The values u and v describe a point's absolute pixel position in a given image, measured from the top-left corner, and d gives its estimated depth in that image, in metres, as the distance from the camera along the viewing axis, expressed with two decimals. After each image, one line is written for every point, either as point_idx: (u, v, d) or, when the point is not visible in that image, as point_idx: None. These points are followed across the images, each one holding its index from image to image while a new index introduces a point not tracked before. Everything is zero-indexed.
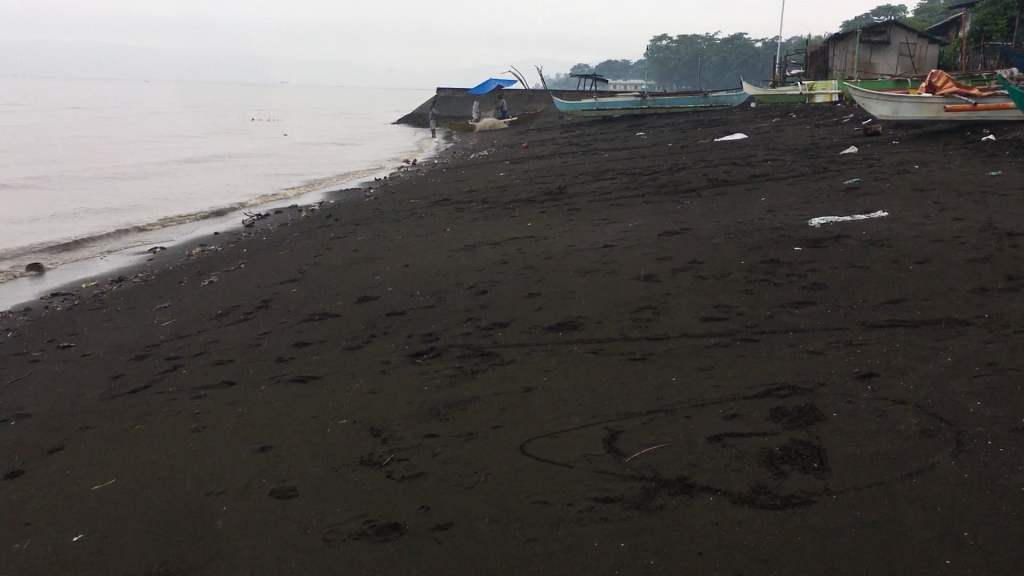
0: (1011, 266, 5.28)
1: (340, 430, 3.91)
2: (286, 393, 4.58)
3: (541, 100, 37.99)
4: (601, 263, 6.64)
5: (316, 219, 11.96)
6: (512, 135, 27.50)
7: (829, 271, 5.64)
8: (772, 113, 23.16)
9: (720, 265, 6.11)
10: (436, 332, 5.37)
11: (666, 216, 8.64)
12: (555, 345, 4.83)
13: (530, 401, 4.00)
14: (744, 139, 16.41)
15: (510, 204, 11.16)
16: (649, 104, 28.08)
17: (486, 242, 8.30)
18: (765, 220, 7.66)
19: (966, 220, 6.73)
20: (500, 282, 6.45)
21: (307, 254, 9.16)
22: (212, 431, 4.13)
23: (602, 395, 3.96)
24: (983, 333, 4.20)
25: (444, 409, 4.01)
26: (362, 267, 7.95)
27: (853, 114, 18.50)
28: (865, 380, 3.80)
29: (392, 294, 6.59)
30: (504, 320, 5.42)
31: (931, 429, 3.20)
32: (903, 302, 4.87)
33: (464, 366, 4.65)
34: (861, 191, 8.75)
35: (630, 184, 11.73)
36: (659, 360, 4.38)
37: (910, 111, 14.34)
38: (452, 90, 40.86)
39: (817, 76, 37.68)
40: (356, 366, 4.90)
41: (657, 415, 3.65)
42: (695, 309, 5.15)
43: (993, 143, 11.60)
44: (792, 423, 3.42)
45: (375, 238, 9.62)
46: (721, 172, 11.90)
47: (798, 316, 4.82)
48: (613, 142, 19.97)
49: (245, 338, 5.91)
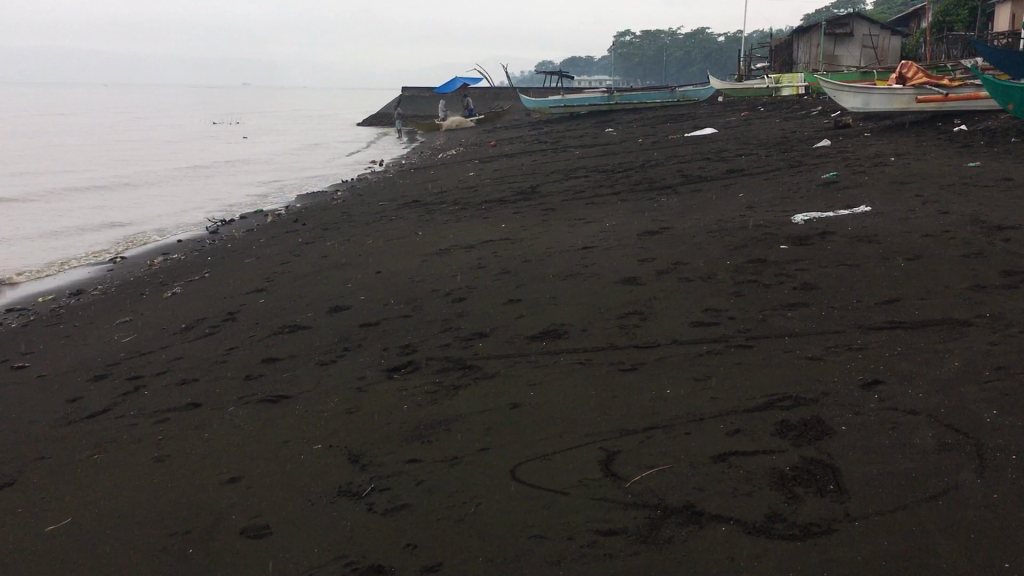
0: (1006, 261, 5.12)
1: (315, 456, 3.65)
2: (256, 415, 4.31)
3: (507, 98, 37.77)
4: (580, 266, 6.42)
5: (283, 224, 11.65)
6: (480, 133, 27.21)
7: (819, 270, 5.46)
8: (740, 107, 23.10)
9: (706, 266, 5.90)
10: (413, 344, 5.12)
11: (643, 214, 8.45)
12: (539, 356, 4.59)
13: (517, 419, 3.76)
14: (714, 133, 16.32)
15: (482, 205, 10.92)
16: (617, 99, 27.93)
17: (461, 246, 8.06)
18: (746, 216, 7.50)
19: (951, 214, 6.58)
20: (478, 288, 6.22)
21: (275, 261, 8.87)
22: (176, 460, 3.86)
23: (594, 412, 3.73)
24: (988, 334, 4.02)
25: (425, 431, 3.76)
26: (332, 274, 7.69)
27: (821, 106, 18.46)
28: (871, 388, 3.60)
29: (365, 303, 6.33)
30: (484, 329, 5.18)
31: (949, 442, 3.01)
32: (899, 302, 4.69)
33: (444, 381, 4.40)
34: (840, 184, 8.63)
35: (603, 181, 11.56)
36: (652, 370, 4.15)
37: (880, 104, 13.99)
38: (416, 88, 40.47)
39: (781, 69, 37.79)
40: (330, 383, 4.63)
41: (654, 432, 3.43)
42: (684, 314, 4.94)
43: (966, 134, 11.55)
44: (800, 438, 3.20)
45: (343, 244, 9.33)
46: (695, 167, 11.77)
47: (792, 319, 4.63)
48: (582, 139, 19.77)
49: (211, 354, 5.63)
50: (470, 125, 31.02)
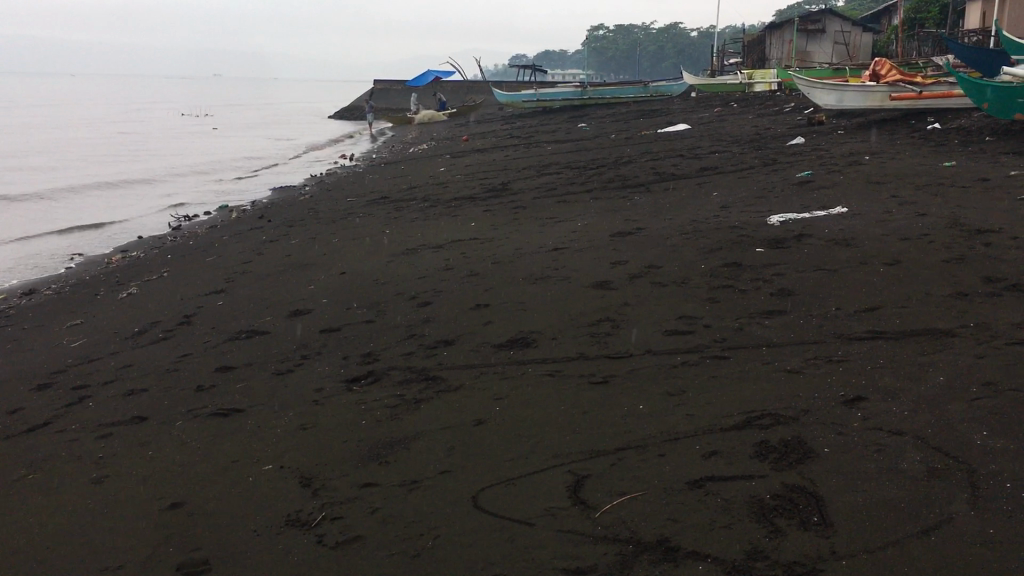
0: (987, 268, 4.98)
1: (264, 480, 3.42)
2: (205, 431, 4.06)
3: (479, 91, 37.49)
4: (550, 269, 6.21)
5: (247, 221, 11.36)
6: (452, 127, 26.96)
7: (796, 275, 5.29)
8: (713, 102, 22.99)
9: (679, 270, 5.72)
10: (375, 352, 4.88)
11: (616, 213, 8.27)
12: (505, 366, 4.38)
13: (482, 437, 3.55)
14: (687, 129, 16.20)
15: (452, 202, 10.69)
16: (590, 94, 27.76)
17: (429, 245, 7.84)
18: (721, 217, 7.34)
19: (930, 216, 6.44)
20: (444, 291, 6.00)
21: (237, 260, 8.60)
22: (116, 484, 3.61)
23: (563, 429, 3.52)
24: (972, 346, 3.86)
25: (383, 451, 3.54)
26: (295, 275, 7.44)
27: (794, 103, 18.35)
28: (854, 405, 3.41)
29: (327, 306, 6.08)
30: (449, 337, 4.96)
31: (938, 468, 2.83)
32: (879, 310, 4.52)
33: (405, 394, 4.17)
34: (816, 184, 8.49)
35: (576, 178, 11.39)
36: (623, 383, 3.96)
37: (853, 101, 13.91)
38: (388, 82, 40.07)
39: (753, 65, 37.88)
40: (285, 396, 4.39)
41: (626, 454, 3.22)
42: (657, 322, 4.74)
43: (940, 132, 11.47)
44: (779, 462, 3.01)
45: (308, 243, 9.06)
46: (668, 164, 11.62)
47: (770, 328, 4.45)
48: (556, 134, 19.60)
49: (162, 362, 5.36)
50: (443, 120, 30.74)
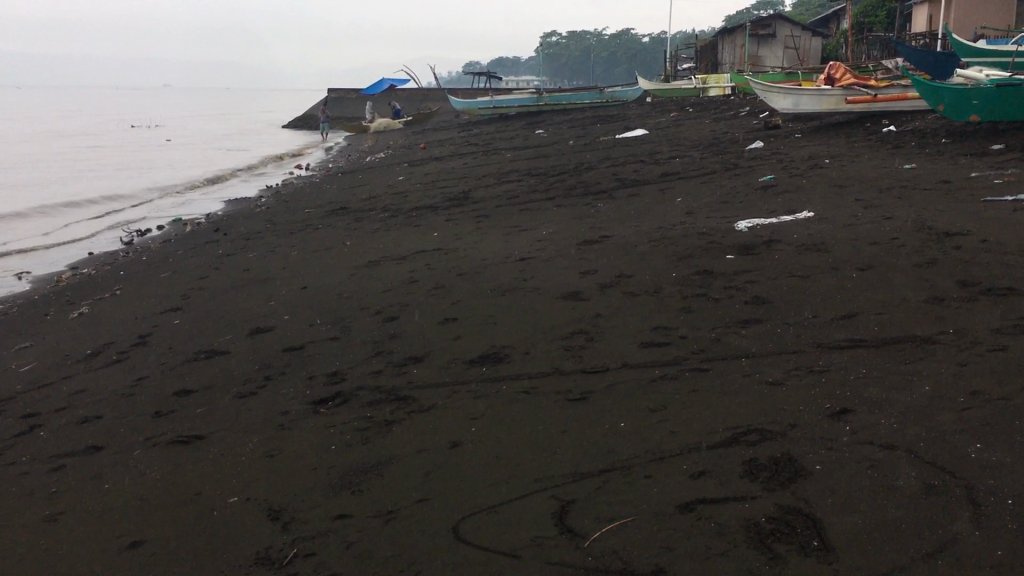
0: (961, 272, 4.93)
1: (232, 514, 3.25)
2: (166, 462, 3.87)
3: (434, 99, 37.26)
4: (518, 280, 6.07)
5: (202, 235, 11.07)
6: (408, 135, 26.76)
7: (769, 282, 5.22)
8: (669, 107, 23.05)
9: (650, 279, 5.62)
10: (341, 371, 4.71)
11: (581, 221, 8.16)
12: (478, 384, 4.23)
13: (460, 461, 3.40)
14: (646, 134, 16.19)
15: (413, 212, 10.52)
16: (546, 101, 27.67)
17: (391, 257, 7.67)
18: (687, 223, 7.27)
19: (896, 219, 6.41)
20: (410, 305, 5.84)
21: (193, 276, 8.36)
22: (73, 523, 3.42)
23: (544, 450, 3.39)
24: (955, 353, 3.79)
25: (356, 478, 3.38)
26: (254, 290, 7.23)
27: (749, 107, 18.45)
28: (841, 418, 3.32)
29: (289, 323, 5.89)
30: (418, 354, 4.80)
31: (935, 484, 2.74)
32: (856, 317, 4.45)
33: (376, 415, 4.01)
34: (779, 188, 8.46)
35: (536, 186, 11.29)
36: (603, 399, 3.83)
37: (809, 104, 13.89)
38: (341, 89, 39.65)
39: (706, 70, 38.17)
40: (249, 420, 4.20)
41: (612, 475, 3.10)
42: (632, 334, 4.63)
43: (896, 135, 11.55)
44: (771, 481, 2.91)
45: (267, 256, 8.83)
46: (629, 170, 11.57)
47: (748, 338, 4.35)
48: (513, 141, 19.51)
49: (117, 386, 5.13)
50: (398, 128, 30.50)
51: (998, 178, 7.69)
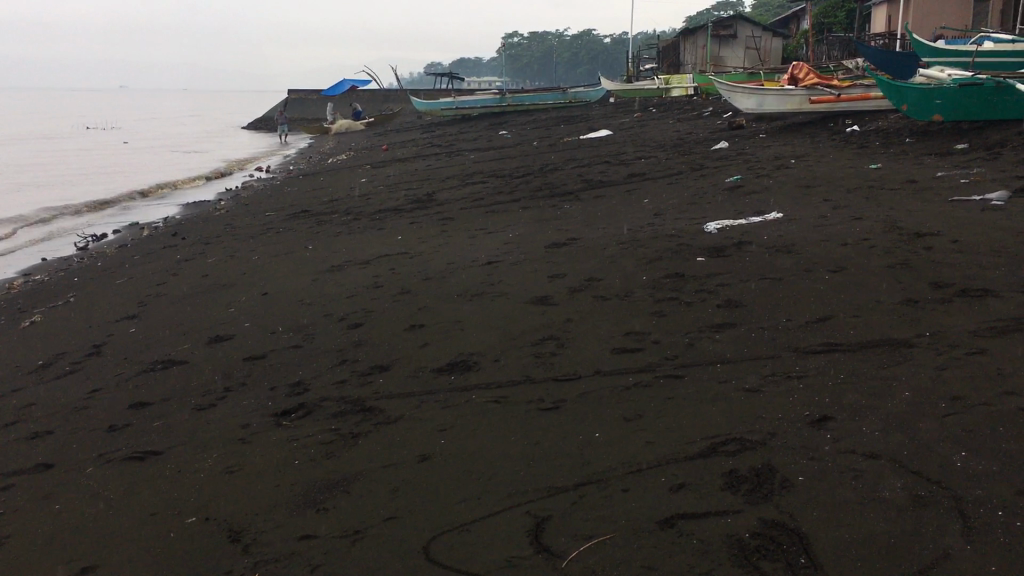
0: (934, 272, 4.89)
1: (189, 536, 3.09)
2: (119, 480, 3.69)
3: (396, 100, 36.97)
4: (485, 284, 5.94)
5: (159, 239, 10.81)
6: (370, 137, 26.51)
7: (741, 285, 5.14)
8: (633, 108, 23.06)
9: (620, 282, 5.52)
10: (304, 381, 4.55)
11: (548, 223, 8.06)
12: (447, 393, 4.10)
13: (429, 476, 3.26)
14: (611, 135, 16.14)
15: (377, 215, 10.34)
16: (509, 101, 27.54)
17: (355, 262, 7.50)
18: (656, 225, 7.19)
19: (865, 220, 6.38)
20: (375, 311, 5.69)
21: (150, 282, 8.13)
22: (21, 547, 3.24)
23: (516, 463, 3.27)
24: (933, 357, 3.73)
25: (321, 496, 3.23)
26: (214, 296, 7.04)
27: (713, 107, 18.48)
28: (822, 426, 3.23)
29: (250, 331, 5.71)
30: (384, 363, 4.65)
31: (923, 495, 2.66)
32: (831, 320, 4.38)
33: (341, 427, 3.86)
34: (746, 189, 8.42)
35: (501, 188, 11.18)
36: (577, 408, 3.71)
37: (773, 104, 13.89)
38: (302, 91, 39.24)
39: (669, 70, 38.33)
40: (208, 434, 4.02)
41: (588, 489, 2.99)
42: (605, 339, 4.52)
43: (859, 135, 11.59)
44: (753, 494, 2.81)
45: (227, 261, 8.61)
46: (595, 171, 11.49)
47: (722, 343, 4.26)
48: (477, 142, 19.38)
49: (70, 399, 4.93)
50: (360, 129, 30.23)
51: (964, 178, 7.69)
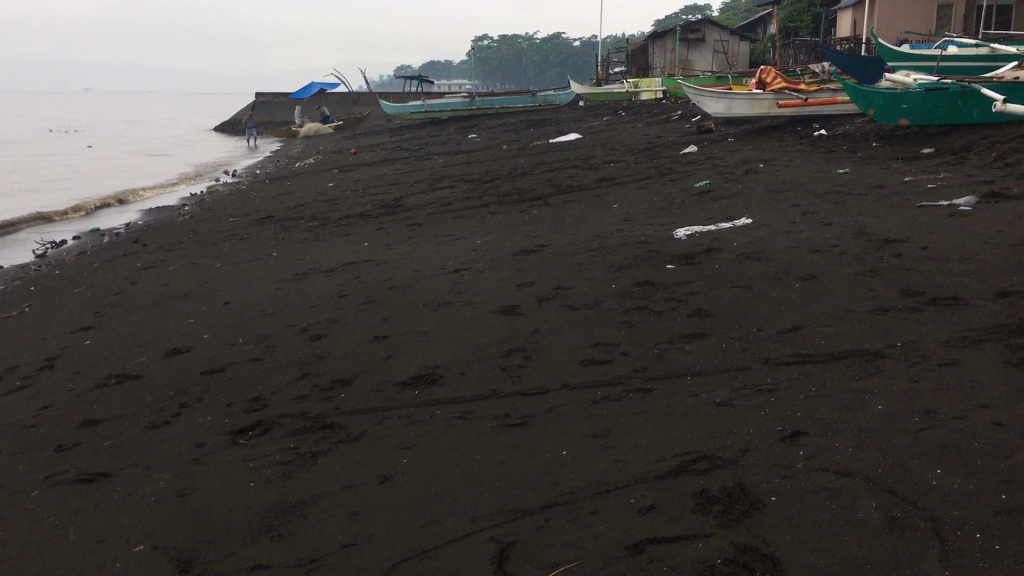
0: (905, 280, 4.84)
1: (138, 568, 2.94)
2: (66, 505, 3.53)
3: (365, 103, 36.76)
4: (452, 293, 5.83)
5: (120, 246, 10.58)
6: (339, 140, 26.27)
7: (711, 293, 5.06)
8: (602, 111, 23.04)
9: (588, 291, 5.43)
10: (263, 397, 4.40)
11: (516, 229, 7.95)
12: (411, 408, 3.98)
13: (390, 498, 3.14)
14: (580, 139, 16.08)
15: (343, 221, 10.19)
16: (478, 104, 27.43)
17: (319, 269, 7.34)
18: (625, 231, 7.11)
19: (835, 226, 6.33)
20: (339, 322, 5.55)
21: (108, 291, 7.92)
22: None
23: (479, 484, 3.15)
24: (906, 368, 3.66)
25: (276, 522, 3.10)
26: (173, 306, 6.86)
27: (682, 110, 18.48)
28: (793, 442, 3.15)
29: (209, 343, 5.55)
30: (346, 376, 4.51)
31: (899, 517, 2.58)
32: (802, 330, 4.30)
33: (300, 445, 3.73)
34: (715, 194, 8.37)
35: (469, 192, 11.07)
36: (544, 424, 3.60)
37: (741, 108, 13.87)
38: (270, 94, 38.88)
39: (637, 74, 38.40)
40: (161, 454, 3.87)
41: (554, 512, 2.88)
42: (573, 351, 4.41)
43: (827, 138, 11.60)
44: (725, 516, 2.71)
45: (188, 269, 8.42)
46: (563, 175, 11.41)
47: (692, 354, 4.17)
48: (446, 146, 19.27)
49: (19, 416, 4.74)
50: (328, 133, 29.99)
51: (931, 183, 7.70)
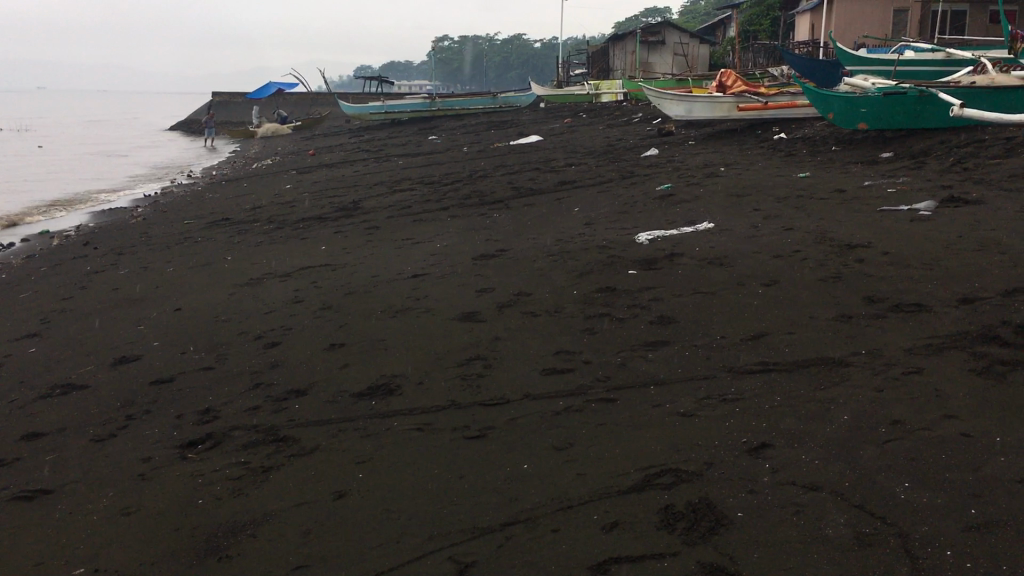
0: (868, 286, 4.81)
1: None
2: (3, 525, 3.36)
3: (324, 104, 36.40)
4: (410, 300, 5.70)
5: (69, 250, 10.30)
6: (298, 141, 25.96)
7: (673, 299, 5.00)
8: (564, 113, 22.99)
9: (550, 297, 5.33)
10: (214, 408, 4.25)
11: (477, 233, 7.84)
12: (366, 420, 3.85)
13: (344, 516, 3.02)
14: (541, 141, 16.01)
15: (300, 224, 10.00)
16: (438, 106, 27.26)
17: (276, 274, 7.17)
18: (587, 235, 7.04)
19: (797, 230, 6.31)
20: (294, 329, 5.40)
21: (56, 296, 7.68)
22: None
23: (437, 501, 3.04)
24: (870, 377, 3.61)
25: (224, 542, 2.96)
26: (123, 312, 6.65)
27: (643, 113, 18.50)
28: (759, 454, 3.08)
29: (159, 351, 5.37)
30: (300, 387, 4.37)
31: (867, 533, 2.52)
32: (765, 337, 4.25)
33: (251, 460, 3.59)
34: (677, 197, 8.33)
35: (430, 195, 10.94)
36: (504, 437, 3.50)
37: (702, 111, 13.89)
38: (226, 93, 38.34)
39: (599, 76, 38.47)
40: (105, 470, 3.71)
41: (515, 530, 2.78)
42: (533, 360, 4.32)
43: (787, 142, 11.64)
44: (691, 533, 2.63)
45: (139, 274, 8.19)
46: (524, 178, 11.33)
47: (655, 363, 4.10)
48: (406, 147, 19.10)
49: None
50: (287, 134, 29.63)
51: (891, 187, 7.72)
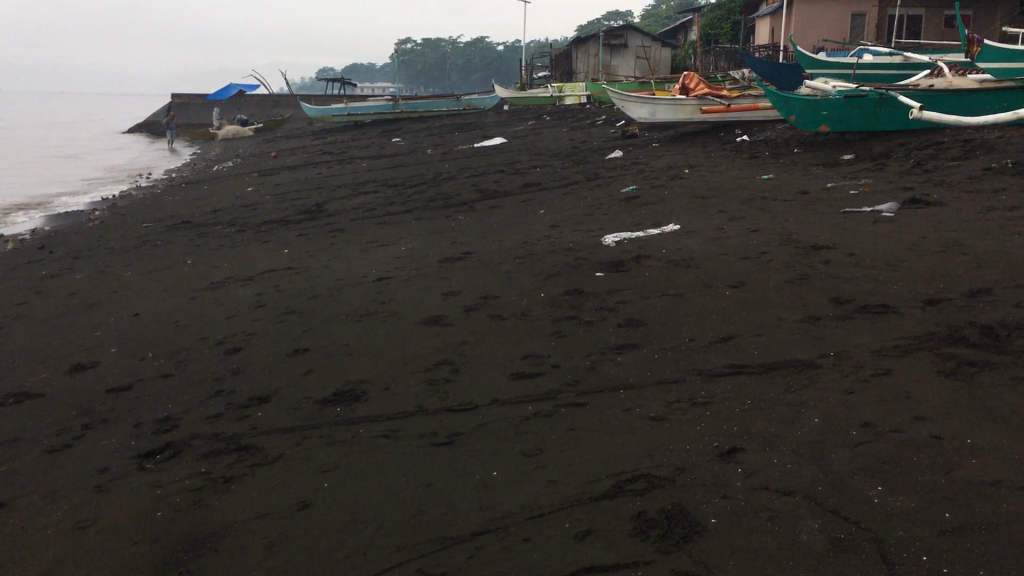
0: (834, 288, 4.82)
1: None
2: None
3: (285, 106, 36.06)
4: (375, 304, 5.61)
5: (23, 254, 10.05)
6: (259, 143, 25.67)
7: (641, 302, 4.96)
8: (527, 115, 22.98)
9: (516, 300, 5.28)
10: (174, 417, 4.14)
11: (442, 236, 7.77)
12: (331, 427, 3.77)
13: (309, 527, 2.94)
14: (505, 143, 15.96)
15: (262, 226, 9.85)
16: (401, 108, 27.11)
17: (237, 278, 7.04)
18: (552, 237, 7.00)
19: (762, 232, 6.32)
20: (257, 334, 5.30)
21: (9, 302, 7.48)
22: None
23: (405, 511, 2.97)
24: (840, 380, 3.60)
25: (184, 556, 2.87)
26: (79, 318, 6.49)
27: (606, 115, 18.54)
28: (731, 459, 3.05)
29: (117, 358, 5.24)
30: (262, 393, 4.27)
31: (842, 538, 2.49)
32: (734, 340, 4.23)
33: (213, 469, 3.50)
34: (642, 199, 8.33)
35: (393, 198, 10.85)
36: (472, 443, 3.44)
37: (665, 113, 13.93)
38: (186, 95, 37.85)
39: (562, 79, 38.51)
40: (60, 482, 3.59)
41: (485, 540, 2.72)
42: (501, 364, 4.26)
43: (750, 144, 11.71)
44: (664, 541, 2.59)
45: (96, 278, 8.00)
46: (489, 180, 11.28)
47: (623, 366, 4.06)
48: (369, 150, 18.98)
49: None
50: (248, 135, 29.29)
51: (853, 189, 7.77)
